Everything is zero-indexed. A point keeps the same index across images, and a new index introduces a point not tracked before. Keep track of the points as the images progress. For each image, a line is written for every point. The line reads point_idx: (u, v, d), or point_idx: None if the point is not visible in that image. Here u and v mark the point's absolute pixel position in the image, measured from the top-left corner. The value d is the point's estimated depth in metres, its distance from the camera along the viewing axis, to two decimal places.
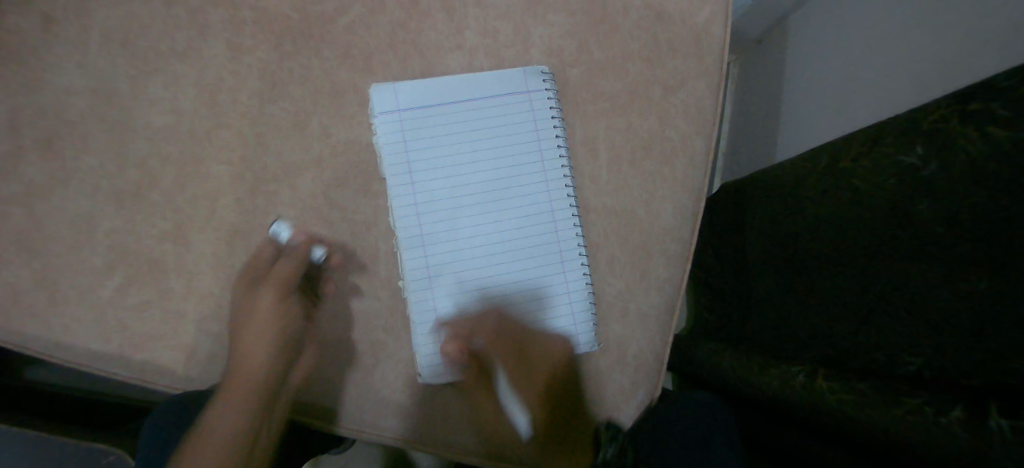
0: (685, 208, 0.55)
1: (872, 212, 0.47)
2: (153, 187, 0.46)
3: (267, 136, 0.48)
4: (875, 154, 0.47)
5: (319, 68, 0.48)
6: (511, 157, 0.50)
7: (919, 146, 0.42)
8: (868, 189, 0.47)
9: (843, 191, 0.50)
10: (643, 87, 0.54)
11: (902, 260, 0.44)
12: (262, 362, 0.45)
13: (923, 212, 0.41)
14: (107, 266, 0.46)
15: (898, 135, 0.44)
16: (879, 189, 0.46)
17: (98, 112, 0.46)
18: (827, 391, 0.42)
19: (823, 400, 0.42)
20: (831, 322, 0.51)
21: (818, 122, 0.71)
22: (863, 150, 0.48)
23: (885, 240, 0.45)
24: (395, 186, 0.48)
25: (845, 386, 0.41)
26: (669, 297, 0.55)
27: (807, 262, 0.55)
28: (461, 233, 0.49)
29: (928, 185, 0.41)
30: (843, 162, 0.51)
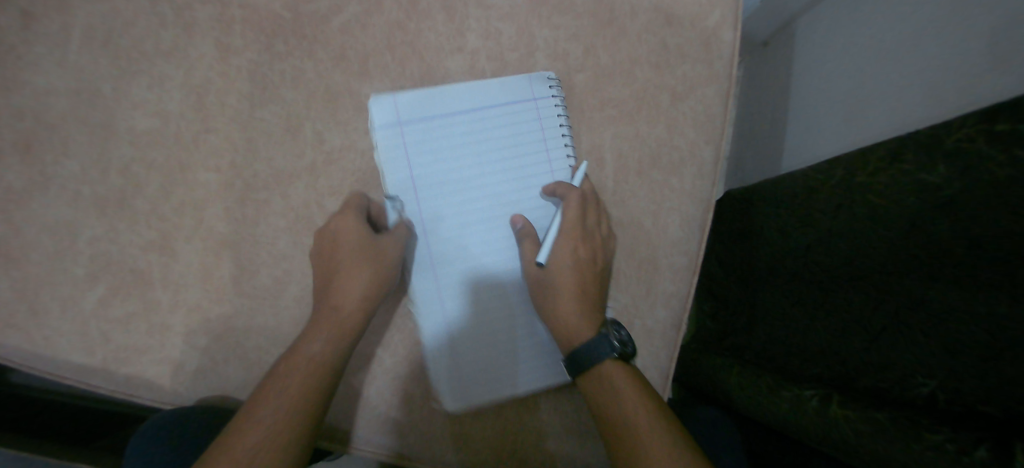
0: (693, 220, 0.53)
1: (888, 230, 0.44)
2: (137, 194, 0.44)
3: (258, 141, 0.45)
4: (894, 171, 0.43)
5: (312, 70, 0.46)
6: (519, 170, 0.48)
7: (942, 166, 0.39)
8: (885, 205, 0.44)
9: (858, 205, 0.47)
10: (651, 94, 0.52)
11: (916, 280, 0.42)
12: (312, 384, 0.39)
13: (938, 234, 0.40)
14: (89, 277, 0.44)
15: (919, 151, 0.41)
16: (896, 207, 0.43)
17: (80, 115, 0.44)
18: (845, 420, 0.41)
19: (842, 432, 0.41)
20: (837, 338, 0.50)
21: (824, 130, 0.69)
22: (881, 165, 0.45)
23: (902, 262, 0.43)
24: (398, 203, 0.46)
25: (864, 417, 0.40)
26: (675, 312, 0.54)
27: (817, 277, 0.53)
28: (470, 252, 0.47)
29: (950, 206, 0.39)
30: (858, 178, 0.48)
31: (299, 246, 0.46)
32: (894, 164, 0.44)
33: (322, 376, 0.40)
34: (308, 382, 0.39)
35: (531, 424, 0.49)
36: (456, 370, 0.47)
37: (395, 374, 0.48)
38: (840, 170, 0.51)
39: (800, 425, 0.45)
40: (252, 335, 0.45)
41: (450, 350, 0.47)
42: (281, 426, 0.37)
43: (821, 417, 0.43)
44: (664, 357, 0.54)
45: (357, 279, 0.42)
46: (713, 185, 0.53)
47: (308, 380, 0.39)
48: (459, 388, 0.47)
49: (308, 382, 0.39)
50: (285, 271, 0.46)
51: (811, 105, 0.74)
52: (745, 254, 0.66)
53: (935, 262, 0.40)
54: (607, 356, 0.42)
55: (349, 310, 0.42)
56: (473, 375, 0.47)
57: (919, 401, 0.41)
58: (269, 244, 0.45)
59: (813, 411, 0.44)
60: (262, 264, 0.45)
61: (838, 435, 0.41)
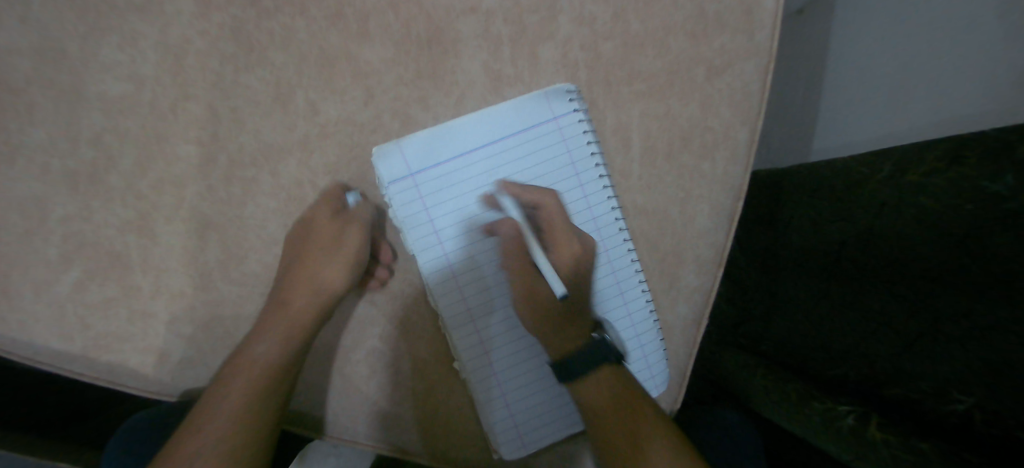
0: (724, 211, 0.48)
1: (936, 236, 0.40)
2: (110, 169, 0.40)
3: (243, 111, 0.40)
4: (954, 172, 0.38)
5: (304, 30, 0.40)
6: (542, 172, 0.44)
7: (1011, 174, 0.34)
8: (941, 209, 0.39)
9: (903, 205, 0.42)
10: (685, 66, 0.46)
11: (962, 291, 0.39)
12: (273, 362, 0.38)
13: (999, 248, 0.36)
14: (61, 258, 0.40)
15: (985, 154, 0.36)
16: (952, 214, 0.39)
17: (42, 76, 0.39)
18: (882, 443, 0.37)
19: (878, 452, 0.37)
20: (866, 341, 0.47)
21: (865, 119, 0.64)
22: (938, 165, 0.40)
23: (949, 271, 0.39)
24: (412, 217, 0.42)
25: (903, 444, 0.36)
26: (698, 308, 0.49)
27: (851, 278, 0.49)
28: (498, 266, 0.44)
29: (1013, 219, 0.35)
30: (911, 176, 0.42)
31: (291, 230, 0.41)
32: (959, 164, 0.38)
33: (274, 378, 0.38)
34: (258, 386, 0.37)
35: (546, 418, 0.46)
36: (506, 396, 0.45)
37: (397, 368, 0.45)
38: (889, 164, 0.44)
39: (824, 440, 0.42)
40: (241, 324, 0.42)
41: (493, 373, 0.45)
42: (234, 416, 0.36)
43: (852, 436, 0.39)
44: (684, 356, 0.50)
45: (319, 272, 0.40)
46: (745, 170, 0.47)
47: (256, 382, 0.38)
48: (511, 414, 0.45)
49: (256, 385, 0.37)
50: (277, 256, 0.41)
51: (851, 87, 0.66)
52: (774, 242, 0.61)
53: (990, 278, 0.37)
54: (609, 358, 0.42)
55: (298, 305, 0.39)
56: (523, 398, 0.45)
57: (950, 420, 0.40)
58: (258, 227, 0.41)
59: (846, 429, 0.40)
60: (251, 249, 0.41)
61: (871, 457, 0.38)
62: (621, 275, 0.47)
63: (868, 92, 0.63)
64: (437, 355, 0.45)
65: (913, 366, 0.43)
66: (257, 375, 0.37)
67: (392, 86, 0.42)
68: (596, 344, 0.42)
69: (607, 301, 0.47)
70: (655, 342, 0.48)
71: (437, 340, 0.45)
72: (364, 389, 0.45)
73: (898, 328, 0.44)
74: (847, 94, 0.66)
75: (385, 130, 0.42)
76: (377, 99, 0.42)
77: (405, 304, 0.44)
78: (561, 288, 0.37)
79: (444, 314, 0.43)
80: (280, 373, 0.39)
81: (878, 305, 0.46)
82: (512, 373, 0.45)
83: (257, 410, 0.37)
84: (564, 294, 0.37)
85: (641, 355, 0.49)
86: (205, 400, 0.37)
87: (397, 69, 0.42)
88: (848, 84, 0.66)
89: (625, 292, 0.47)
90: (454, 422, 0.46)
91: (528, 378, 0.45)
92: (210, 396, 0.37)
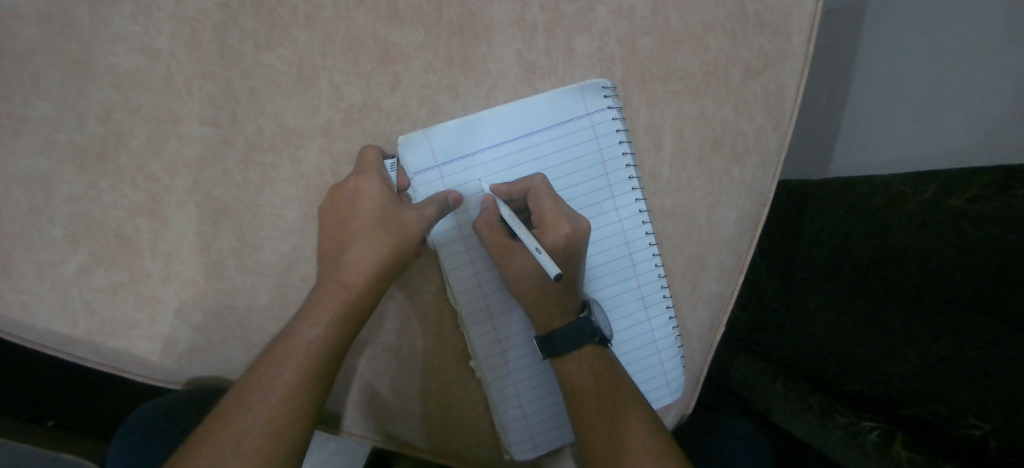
0: (749, 216, 0.46)
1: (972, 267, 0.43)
2: (121, 147, 0.38)
3: (262, 92, 0.38)
4: (999, 202, 0.40)
5: (330, 8, 0.38)
6: (572, 173, 0.42)
7: None
8: (982, 238, 0.41)
9: (943, 232, 0.44)
10: (722, 67, 0.44)
11: (988, 322, 0.42)
12: (316, 349, 0.35)
13: None
14: (67, 239, 0.38)
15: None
16: (991, 244, 0.41)
17: (49, 45, 0.36)
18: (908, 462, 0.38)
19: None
20: (886, 358, 0.49)
21: (884, 133, 0.62)
22: (984, 192, 0.41)
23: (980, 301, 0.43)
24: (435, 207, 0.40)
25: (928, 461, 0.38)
26: (716, 314, 0.47)
27: (880, 296, 0.51)
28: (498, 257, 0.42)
29: None
30: (953, 200, 0.43)
31: (309, 220, 0.40)
32: (1004, 194, 0.39)
33: (327, 362, 0.35)
34: (308, 369, 0.34)
35: (554, 423, 0.44)
36: (520, 396, 0.43)
37: (410, 365, 0.43)
38: (935, 185, 0.45)
39: (841, 454, 0.42)
40: (254, 315, 0.40)
41: (507, 372, 0.43)
42: (275, 411, 0.33)
43: (875, 451, 0.40)
44: (700, 361, 0.48)
45: (370, 252, 0.36)
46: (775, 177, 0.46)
47: (309, 365, 0.34)
48: (524, 415, 0.43)
49: (307, 368, 0.34)
50: (294, 246, 0.40)
51: (870, 98, 0.64)
52: (797, 253, 0.62)
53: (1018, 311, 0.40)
54: (590, 340, 0.40)
55: (353, 286, 0.36)
56: (537, 399, 0.44)
57: (967, 443, 0.43)
58: (275, 216, 0.39)
59: (869, 444, 0.41)
60: (267, 238, 0.39)
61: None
62: (644, 278, 0.45)
63: (891, 106, 0.61)
64: (450, 352, 0.43)
65: (930, 387, 0.46)
66: (305, 361, 0.34)
67: (421, 72, 0.40)
68: (581, 324, 0.40)
69: (628, 304, 0.45)
70: (673, 350, 0.47)
71: (452, 336, 0.43)
72: (376, 383, 0.43)
73: (922, 351, 0.47)
74: (867, 105, 0.65)
75: (411, 118, 0.40)
76: (404, 86, 0.40)
77: (419, 299, 0.42)
78: (556, 269, 0.34)
79: (463, 311, 0.42)
80: (332, 356, 0.35)
81: (906, 325, 0.48)
82: (527, 374, 0.43)
83: (301, 404, 0.34)
84: (560, 273, 0.34)
85: (658, 361, 0.47)
86: (243, 387, 0.34)
87: (426, 55, 0.40)
88: (869, 94, 0.64)
89: (647, 297, 0.45)
90: (467, 423, 0.44)
91: (544, 379, 0.44)
92: (249, 387, 0.34)
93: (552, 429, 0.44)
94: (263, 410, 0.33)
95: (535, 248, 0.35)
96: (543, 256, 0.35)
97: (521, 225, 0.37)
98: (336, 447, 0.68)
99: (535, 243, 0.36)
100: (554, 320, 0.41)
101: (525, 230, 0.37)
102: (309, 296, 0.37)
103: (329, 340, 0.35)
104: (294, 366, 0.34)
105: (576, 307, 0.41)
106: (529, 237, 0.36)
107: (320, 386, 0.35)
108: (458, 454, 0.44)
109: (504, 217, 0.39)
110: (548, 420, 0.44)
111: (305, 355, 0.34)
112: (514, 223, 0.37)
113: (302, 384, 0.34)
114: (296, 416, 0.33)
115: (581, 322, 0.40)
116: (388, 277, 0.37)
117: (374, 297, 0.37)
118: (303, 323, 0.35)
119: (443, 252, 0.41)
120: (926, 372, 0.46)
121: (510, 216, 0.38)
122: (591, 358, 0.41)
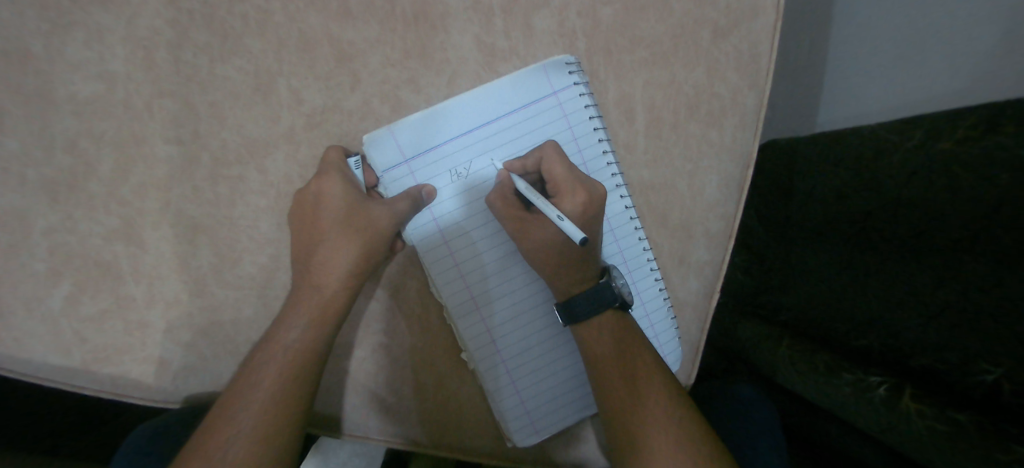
0: (732, 179, 0.45)
1: (967, 210, 0.38)
2: (90, 175, 0.38)
3: (223, 105, 0.38)
4: (991, 142, 0.35)
5: (281, 13, 0.38)
6: None
7: None
8: (978, 178, 0.37)
9: (936, 178, 0.39)
10: (688, 29, 0.43)
11: (989, 261, 0.37)
12: (296, 351, 0.35)
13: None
14: (50, 271, 0.38)
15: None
16: (984, 184, 0.36)
17: (9, 81, 0.37)
18: (917, 415, 0.37)
19: (910, 424, 0.37)
20: (892, 311, 0.45)
21: (868, 82, 0.60)
22: (972, 133, 0.37)
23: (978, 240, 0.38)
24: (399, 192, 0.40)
25: (938, 414, 0.36)
26: (709, 281, 0.46)
27: (876, 247, 0.46)
28: (479, 245, 0.41)
29: None
30: (942, 143, 0.39)
31: (284, 229, 0.40)
32: (995, 131, 0.35)
33: (310, 363, 0.36)
34: (292, 371, 0.35)
35: (554, 408, 0.44)
36: (516, 383, 0.43)
37: (402, 363, 0.43)
38: (921, 130, 0.41)
39: (852, 410, 0.42)
40: (241, 328, 0.40)
41: (500, 361, 0.42)
42: (264, 417, 0.33)
43: (885, 408, 0.39)
44: (697, 331, 0.47)
45: (341, 250, 0.37)
46: (755, 136, 0.45)
47: (292, 368, 0.35)
48: (522, 401, 0.43)
49: (290, 371, 0.35)
50: (272, 256, 0.40)
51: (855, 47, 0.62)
52: (794, 214, 0.56)
53: (1016, 247, 0.35)
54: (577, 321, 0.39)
55: (328, 287, 0.37)
56: (534, 384, 0.43)
57: (977, 392, 0.38)
58: (249, 227, 0.39)
59: (878, 400, 0.40)
60: (244, 250, 0.40)
61: (902, 428, 0.38)
62: (630, 254, 0.44)
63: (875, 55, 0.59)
64: (441, 346, 0.43)
65: (939, 337, 0.41)
66: (286, 365, 0.35)
67: (379, 68, 0.39)
68: (600, 290, 0.39)
69: None
70: (668, 323, 0.46)
71: (441, 330, 0.43)
72: (371, 384, 0.43)
73: (925, 299, 0.42)
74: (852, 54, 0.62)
75: (375, 116, 0.40)
76: (364, 84, 0.39)
77: (403, 296, 0.42)
78: (580, 234, 0.36)
79: (448, 303, 0.41)
80: (315, 357, 0.36)
81: (906, 274, 0.43)
82: (521, 360, 0.43)
83: (287, 406, 0.34)
84: (583, 238, 0.35)
85: (654, 335, 0.46)
86: (225, 401, 0.34)
87: (383, 49, 0.39)
88: (854, 42, 0.62)
89: (634, 272, 0.44)
90: (467, 414, 0.44)
91: (539, 363, 0.43)
92: (233, 398, 0.34)
93: (552, 414, 0.44)
94: (249, 416, 0.33)
95: (557, 216, 0.36)
96: (566, 222, 0.36)
97: (540, 196, 0.37)
98: (353, 448, 0.69)
99: (555, 211, 0.37)
100: (559, 301, 0.40)
101: (542, 200, 0.37)
102: (286, 301, 0.37)
103: (306, 340, 0.36)
104: (275, 369, 0.34)
105: (595, 274, 0.41)
106: (547, 206, 0.37)
107: (307, 387, 0.35)
108: (461, 445, 0.44)
109: (520, 191, 0.39)
110: (548, 405, 0.44)
111: (283, 359, 0.35)
112: (531, 195, 0.38)
113: (287, 385, 0.34)
114: (281, 417, 0.33)
115: (568, 303, 0.39)
116: (361, 274, 0.38)
117: (350, 293, 0.37)
118: (280, 327, 0.36)
119: (421, 246, 0.40)
120: (931, 322, 0.42)
121: (527, 189, 0.38)
122: (580, 337, 0.40)
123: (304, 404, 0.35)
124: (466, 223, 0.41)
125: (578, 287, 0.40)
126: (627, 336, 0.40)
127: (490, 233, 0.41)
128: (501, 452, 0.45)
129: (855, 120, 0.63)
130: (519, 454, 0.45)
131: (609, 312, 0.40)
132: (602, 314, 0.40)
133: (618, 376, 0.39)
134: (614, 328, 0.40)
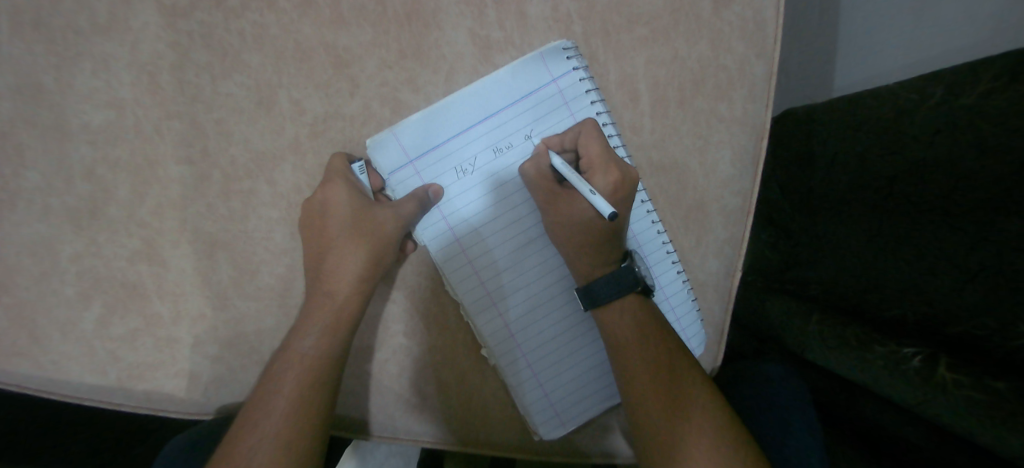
0: (746, 152, 0.44)
1: (998, 165, 0.36)
2: (109, 200, 0.39)
3: (228, 122, 0.39)
4: (1013, 92, 0.34)
5: (276, 26, 0.38)
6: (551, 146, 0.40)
7: None
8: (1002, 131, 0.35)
9: (962, 134, 0.38)
10: (687, 1, 0.41)
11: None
12: (314, 357, 0.36)
13: None
14: (80, 296, 0.40)
15: None
16: (1006, 140, 0.35)
17: (26, 116, 0.38)
18: (953, 386, 0.35)
19: (947, 395, 0.35)
20: (926, 278, 0.43)
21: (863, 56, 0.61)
22: (994, 84, 0.35)
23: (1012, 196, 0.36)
24: (404, 191, 0.40)
25: (976, 383, 0.34)
26: (729, 260, 0.45)
27: (905, 212, 0.44)
28: (493, 241, 0.41)
29: None
30: (964, 98, 0.37)
31: (297, 238, 0.40)
32: (1016, 80, 0.34)
33: (324, 370, 0.36)
34: (308, 380, 0.35)
35: (577, 399, 0.43)
36: (538, 375, 0.43)
37: (424, 362, 0.43)
38: (941, 87, 0.39)
39: (885, 384, 0.40)
40: (265, 338, 0.41)
41: (520, 355, 0.42)
42: (287, 423, 0.34)
43: (920, 379, 0.37)
44: (719, 312, 0.46)
45: (348, 256, 0.37)
46: (767, 107, 0.43)
47: (310, 374, 0.36)
48: (545, 393, 0.43)
49: (304, 380, 0.35)
50: (288, 266, 0.40)
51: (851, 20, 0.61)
52: (814, 183, 0.54)
53: None
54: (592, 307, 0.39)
55: (341, 293, 0.37)
56: (556, 376, 0.43)
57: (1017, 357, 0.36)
58: (263, 239, 0.40)
59: (911, 372, 0.38)
60: (261, 262, 0.40)
61: (937, 401, 0.36)
62: (645, 239, 0.43)
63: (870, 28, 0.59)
64: (462, 342, 0.43)
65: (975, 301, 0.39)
66: (304, 371, 0.36)
67: (376, 71, 0.39)
68: (617, 276, 0.38)
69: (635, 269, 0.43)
70: (690, 305, 0.44)
71: (460, 327, 0.43)
72: (395, 385, 0.43)
73: (960, 262, 0.40)
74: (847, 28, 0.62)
75: (376, 120, 0.40)
76: (362, 88, 0.39)
77: (420, 295, 0.43)
78: (610, 208, 0.34)
79: (464, 301, 0.41)
80: (330, 363, 0.36)
81: (938, 239, 0.42)
82: (541, 352, 0.42)
83: (309, 411, 0.35)
84: (613, 212, 0.33)
85: (675, 319, 0.45)
86: (250, 409, 0.34)
87: (379, 52, 0.39)
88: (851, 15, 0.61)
89: (650, 257, 0.43)
90: (491, 407, 0.44)
91: (560, 355, 0.43)
92: (256, 407, 0.34)
93: (578, 406, 0.43)
94: (271, 424, 0.33)
95: (590, 190, 0.35)
96: (598, 196, 0.34)
97: (574, 172, 0.36)
98: (390, 449, 0.72)
99: (587, 185, 0.35)
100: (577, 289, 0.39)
101: (576, 175, 0.36)
102: (303, 309, 0.38)
103: (324, 346, 0.36)
104: (295, 376, 0.35)
105: (615, 258, 0.40)
106: (580, 182, 0.36)
107: (325, 393, 0.36)
108: (487, 440, 0.44)
109: (557, 167, 0.38)
110: (573, 396, 0.43)
111: (301, 364, 0.36)
112: (567, 171, 0.37)
113: (308, 391, 0.35)
114: (303, 422, 0.34)
115: (588, 289, 0.39)
116: (370, 278, 0.38)
117: (362, 297, 0.38)
118: (297, 335, 0.37)
119: (434, 247, 0.40)
120: (967, 286, 0.40)
121: (564, 166, 0.37)
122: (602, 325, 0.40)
123: (326, 408, 0.36)
124: (477, 220, 0.41)
125: (593, 275, 0.39)
126: (648, 321, 0.39)
127: (501, 227, 0.41)
128: (529, 446, 0.45)
129: (902, 74, 0.56)
130: (547, 446, 0.45)
131: (627, 296, 0.39)
132: (620, 298, 0.39)
133: (650, 367, 0.38)
134: (633, 316, 0.39)
